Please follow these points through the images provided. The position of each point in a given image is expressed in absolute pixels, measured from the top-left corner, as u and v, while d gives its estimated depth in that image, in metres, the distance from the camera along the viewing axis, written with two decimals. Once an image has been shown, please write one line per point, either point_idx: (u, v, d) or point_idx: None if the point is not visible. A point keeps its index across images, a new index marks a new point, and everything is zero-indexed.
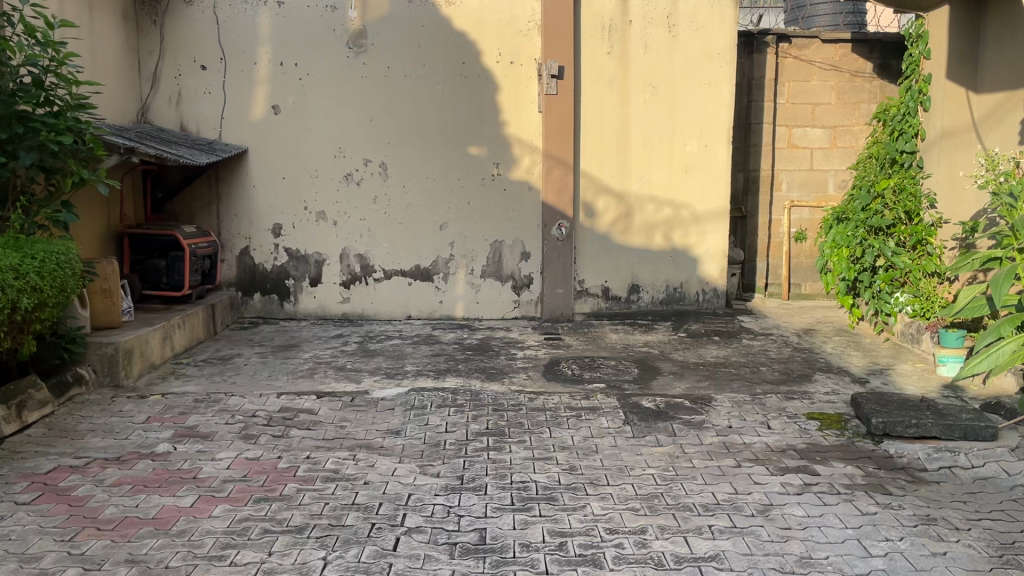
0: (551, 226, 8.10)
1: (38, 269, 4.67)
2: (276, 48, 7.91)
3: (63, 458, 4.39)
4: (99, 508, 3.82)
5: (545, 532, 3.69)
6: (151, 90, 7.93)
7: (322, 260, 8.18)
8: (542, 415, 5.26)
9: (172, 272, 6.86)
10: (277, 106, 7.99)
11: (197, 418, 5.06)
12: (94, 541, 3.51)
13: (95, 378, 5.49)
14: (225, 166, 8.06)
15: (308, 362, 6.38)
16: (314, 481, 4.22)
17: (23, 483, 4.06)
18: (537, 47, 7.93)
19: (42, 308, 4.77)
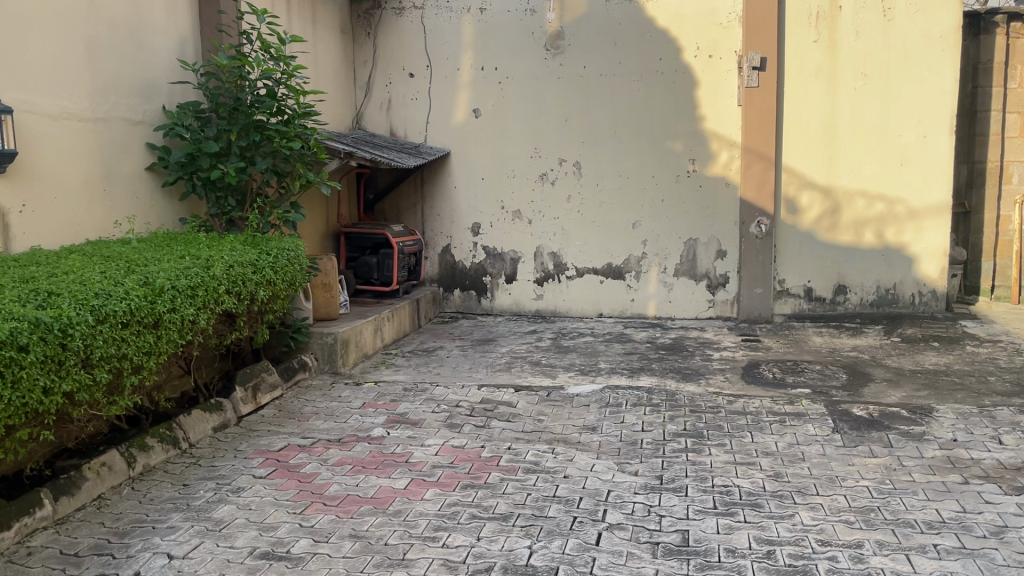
0: (750, 223, 7.83)
1: (273, 264, 5.17)
2: (478, 54, 8.21)
3: (292, 437, 4.80)
4: (325, 485, 4.16)
5: (752, 539, 3.58)
6: (365, 98, 8.51)
7: (518, 258, 8.43)
8: (743, 418, 5.10)
9: (382, 269, 7.35)
10: (478, 109, 8.29)
11: (406, 405, 5.36)
12: (321, 515, 3.82)
13: (317, 365, 5.97)
14: (429, 168, 8.50)
15: (505, 356, 6.58)
16: (516, 471, 4.35)
17: (259, 458, 4.49)
18: (737, 39, 7.69)
19: (275, 300, 5.26)
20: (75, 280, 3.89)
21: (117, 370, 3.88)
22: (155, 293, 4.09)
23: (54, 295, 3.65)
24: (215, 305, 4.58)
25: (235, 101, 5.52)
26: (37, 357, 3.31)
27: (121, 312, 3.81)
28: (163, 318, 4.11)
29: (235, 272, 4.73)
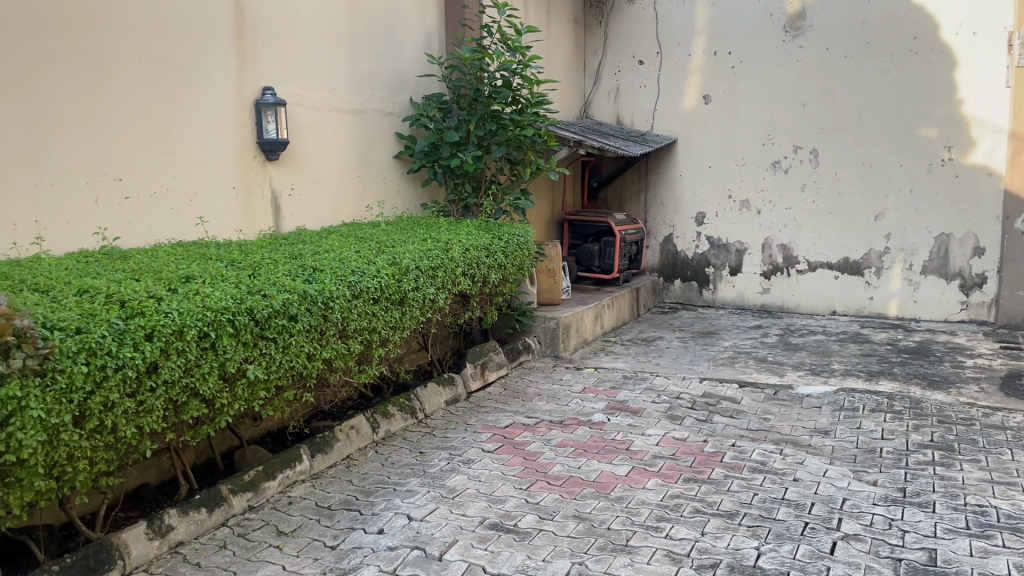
0: (1016, 218, 7.00)
1: (504, 249, 5.38)
2: (711, 38, 8.01)
3: (517, 415, 4.98)
4: (549, 464, 4.27)
5: (1012, 566, 3.23)
6: (593, 86, 8.65)
7: (743, 249, 8.18)
8: (1002, 434, 4.61)
9: (603, 256, 7.39)
10: (709, 95, 8.10)
11: (627, 393, 5.37)
12: (546, 493, 3.93)
13: (539, 348, 6.15)
14: (654, 156, 8.48)
15: (729, 350, 6.39)
16: (741, 469, 4.22)
17: (487, 434, 4.69)
18: (1009, 13, 6.89)
19: (505, 283, 5.48)
20: (335, 257, 4.29)
21: (367, 342, 4.23)
22: (402, 272, 4.41)
23: (319, 271, 4.05)
24: (453, 286, 4.85)
25: (475, 93, 5.80)
26: (303, 325, 3.71)
27: (372, 289, 4.15)
28: (407, 295, 4.42)
29: (471, 255, 4.98)
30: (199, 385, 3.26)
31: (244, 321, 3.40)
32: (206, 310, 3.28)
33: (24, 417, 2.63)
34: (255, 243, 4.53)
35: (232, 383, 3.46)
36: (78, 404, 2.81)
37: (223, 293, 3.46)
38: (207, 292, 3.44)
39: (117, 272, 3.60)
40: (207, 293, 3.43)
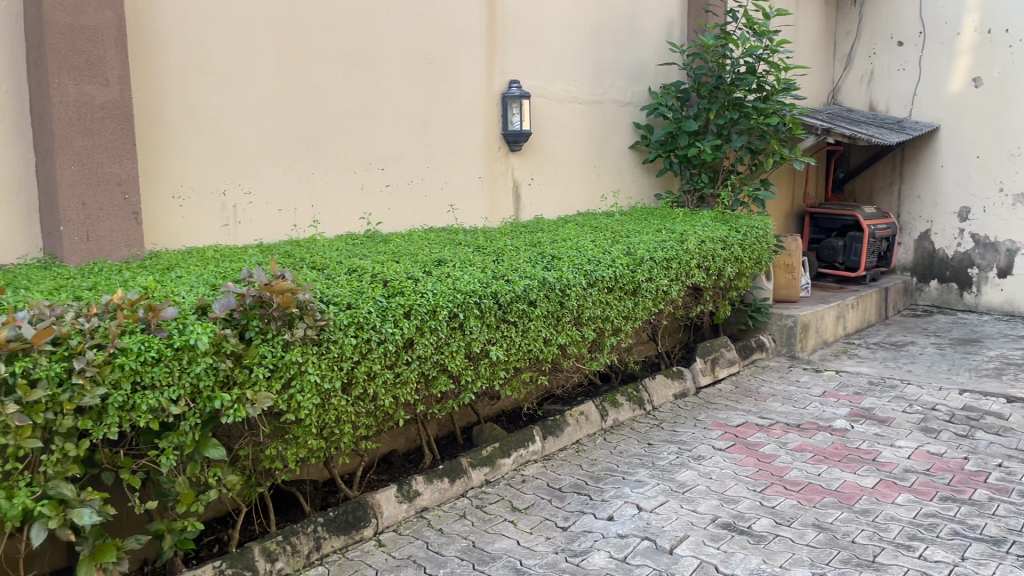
0: None
1: (742, 241, 5.21)
2: (986, 15, 7.21)
3: (750, 415, 4.82)
4: (785, 468, 4.09)
5: None
6: (844, 71, 8.23)
7: (1015, 250, 7.33)
8: None
9: (848, 253, 6.98)
10: (979, 78, 7.33)
11: (873, 401, 5.01)
12: (782, 498, 3.76)
13: (774, 347, 5.91)
14: (911, 145, 7.86)
15: (994, 360, 5.76)
16: (1010, 492, 3.79)
17: (718, 431, 4.58)
18: None
19: (741, 277, 5.32)
20: (573, 246, 4.43)
21: (600, 329, 4.27)
22: (637, 263, 4.42)
23: (556, 259, 4.18)
24: (687, 278, 4.76)
25: (717, 81, 5.88)
26: (541, 311, 3.83)
27: (608, 278, 4.18)
28: (641, 286, 4.41)
29: (707, 247, 4.88)
30: (447, 361, 3.47)
31: (489, 304, 3.58)
32: (456, 292, 3.49)
33: (304, 381, 2.96)
34: (500, 231, 4.77)
35: (477, 363, 3.64)
36: (346, 372, 3.10)
37: (472, 277, 3.68)
38: (457, 275, 3.67)
39: (379, 253, 3.93)
40: (457, 277, 3.65)
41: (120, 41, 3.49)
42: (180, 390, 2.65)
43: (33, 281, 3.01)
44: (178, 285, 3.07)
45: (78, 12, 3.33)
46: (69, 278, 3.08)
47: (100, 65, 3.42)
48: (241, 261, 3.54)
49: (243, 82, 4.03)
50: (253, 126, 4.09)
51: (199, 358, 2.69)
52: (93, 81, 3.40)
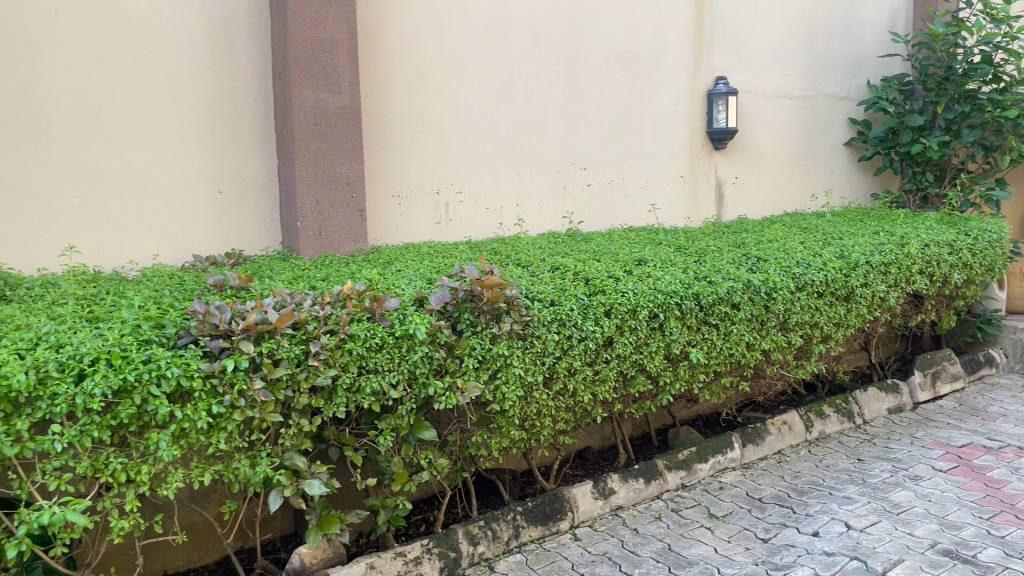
0: None
1: (971, 246, 4.79)
2: None
3: (976, 435, 4.41)
4: (1017, 496, 3.71)
5: None
6: None
7: None
8: None
9: None
10: None
11: None
12: (1013, 528, 3.42)
13: (1006, 363, 5.39)
14: None
15: None
16: None
17: (939, 451, 4.24)
18: None
19: (969, 285, 4.89)
20: (779, 248, 4.31)
21: (808, 336, 4.07)
22: (850, 267, 4.19)
23: (761, 261, 4.07)
24: (907, 284, 4.44)
25: (947, 72, 5.64)
26: (745, 314, 3.71)
27: (818, 282, 3.99)
28: (855, 292, 4.16)
29: (930, 251, 4.54)
30: (646, 361, 3.45)
31: (691, 305, 3.52)
32: (657, 292, 3.47)
33: (509, 373, 3.08)
34: (701, 231, 4.78)
35: (676, 364, 3.59)
36: (548, 367, 3.18)
37: (673, 278, 3.65)
38: (658, 275, 3.66)
39: (580, 252, 4.00)
40: (659, 277, 3.64)
41: (352, 51, 3.78)
42: (399, 375, 2.87)
43: (276, 270, 3.35)
44: (397, 278, 3.29)
45: (317, 26, 3.63)
46: (305, 268, 3.39)
47: (334, 74, 3.73)
48: (453, 257, 3.73)
49: (458, 86, 4.30)
50: (467, 129, 4.36)
51: (417, 347, 2.90)
52: (328, 89, 3.70)
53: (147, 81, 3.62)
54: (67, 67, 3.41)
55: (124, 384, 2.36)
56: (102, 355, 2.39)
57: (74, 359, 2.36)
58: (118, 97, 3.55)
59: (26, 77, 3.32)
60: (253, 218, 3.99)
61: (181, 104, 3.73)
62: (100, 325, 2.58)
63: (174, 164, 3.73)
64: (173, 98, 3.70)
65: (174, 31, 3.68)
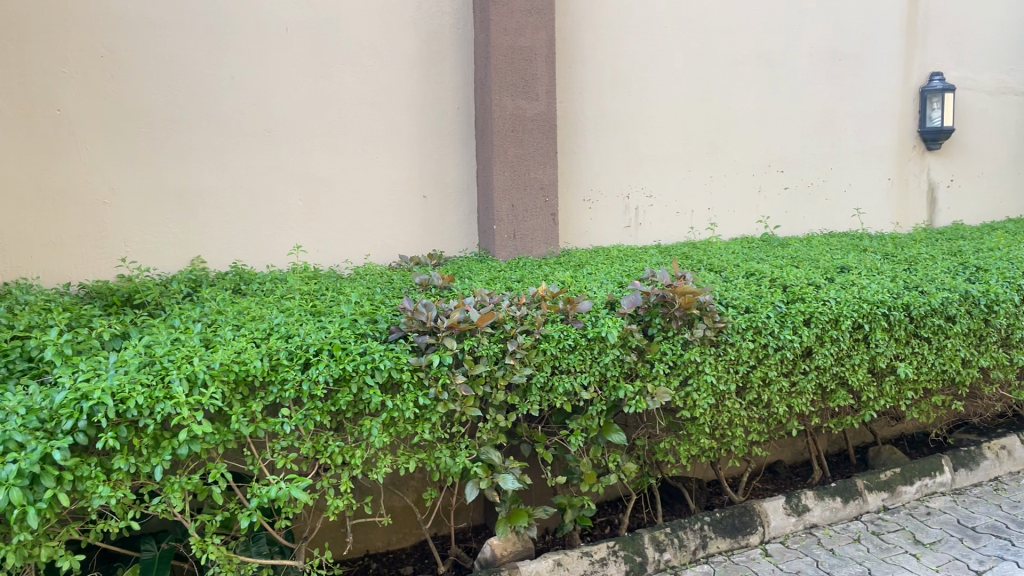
0: None
1: None
2: None
3: None
4: None
5: None
6: None
7: None
8: None
9: None
10: None
11: None
12: None
13: None
14: None
15: None
16: None
17: None
18: None
19: None
20: (1003, 257, 3.97)
21: None
22: None
23: (980, 271, 3.77)
24: None
25: None
26: (961, 328, 3.44)
27: None
28: None
29: None
30: (848, 374, 3.28)
31: (900, 317, 3.31)
32: (863, 301, 3.30)
33: (701, 380, 3.03)
34: (911, 237, 4.51)
35: (881, 378, 3.39)
36: (742, 375, 3.10)
37: (881, 287, 3.46)
38: (862, 284, 3.48)
39: (777, 258, 3.87)
40: (864, 285, 3.46)
41: (550, 58, 3.92)
42: (591, 376, 2.90)
43: (474, 271, 3.50)
44: (590, 280, 3.34)
45: (518, 35, 3.80)
46: (501, 270, 3.52)
47: (532, 81, 3.88)
48: (644, 261, 3.74)
49: (653, 92, 4.52)
50: (660, 133, 4.58)
51: (608, 349, 2.92)
52: (525, 96, 3.87)
53: (363, 93, 3.90)
54: (295, 84, 3.74)
55: (344, 373, 2.58)
56: (324, 347, 2.64)
57: (301, 349, 2.62)
58: (339, 110, 3.85)
59: (260, 92, 3.67)
60: (453, 221, 4.20)
61: (392, 114, 3.98)
62: (323, 318, 2.84)
63: (385, 170, 4.00)
64: (385, 110, 3.96)
65: (388, 46, 3.94)
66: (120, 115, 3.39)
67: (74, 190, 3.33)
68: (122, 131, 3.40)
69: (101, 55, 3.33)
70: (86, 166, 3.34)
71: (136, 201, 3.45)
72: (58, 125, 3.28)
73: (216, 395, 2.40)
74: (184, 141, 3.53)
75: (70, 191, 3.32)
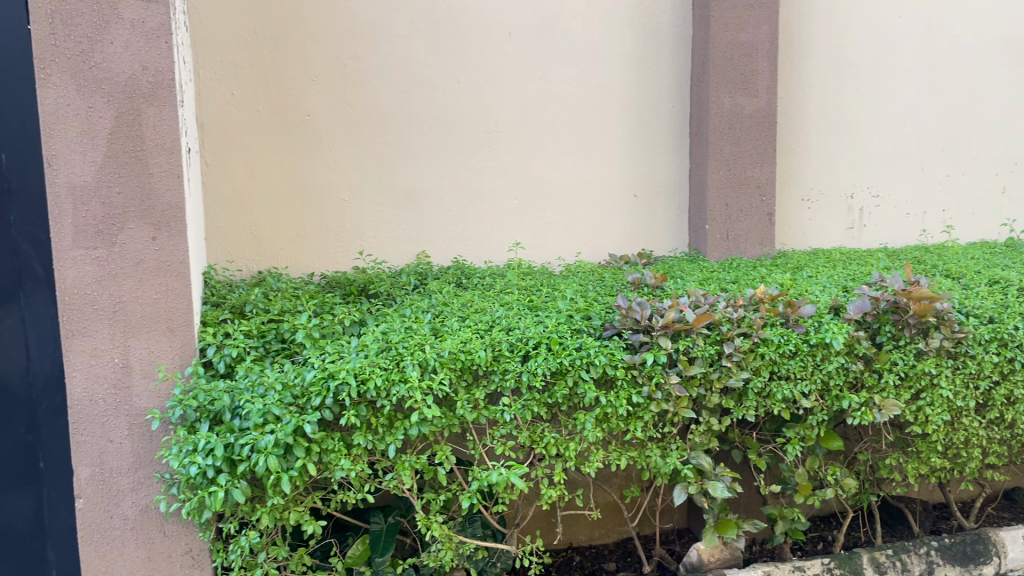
0: None
1: None
2: None
3: None
4: None
5: None
6: None
7: None
8: None
9: None
10: None
11: None
12: None
13: None
14: None
15: None
16: None
17: None
18: None
19: None
20: None
21: None
22: None
23: None
24: None
25: None
26: None
27: None
28: None
29: None
30: None
31: None
32: None
33: (935, 394, 2.83)
34: None
35: None
36: (983, 391, 2.87)
37: None
38: None
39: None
40: None
41: (771, 52, 3.96)
42: (812, 384, 2.78)
43: (686, 271, 3.48)
44: (811, 284, 3.22)
45: (739, 30, 3.86)
46: (714, 271, 3.47)
47: (752, 77, 3.94)
48: (870, 265, 3.56)
49: (883, 86, 4.37)
50: (888, 129, 4.43)
51: (832, 357, 2.78)
52: (745, 93, 3.93)
53: (579, 92, 3.98)
54: (514, 86, 3.87)
55: (560, 367, 2.63)
56: (542, 341, 2.71)
57: (521, 341, 2.72)
58: (556, 111, 3.96)
59: (482, 94, 3.83)
60: (663, 221, 4.21)
61: (606, 113, 4.04)
62: (540, 313, 2.93)
63: (597, 168, 4.06)
64: (599, 108, 4.03)
65: (607, 46, 3.99)
66: (357, 119, 3.66)
67: (318, 188, 3.64)
68: (358, 133, 3.67)
69: (344, 63, 3.61)
70: (328, 166, 3.64)
71: (369, 199, 3.72)
72: (306, 128, 3.59)
73: (444, 381, 2.53)
74: (413, 142, 3.76)
75: (314, 188, 3.63)
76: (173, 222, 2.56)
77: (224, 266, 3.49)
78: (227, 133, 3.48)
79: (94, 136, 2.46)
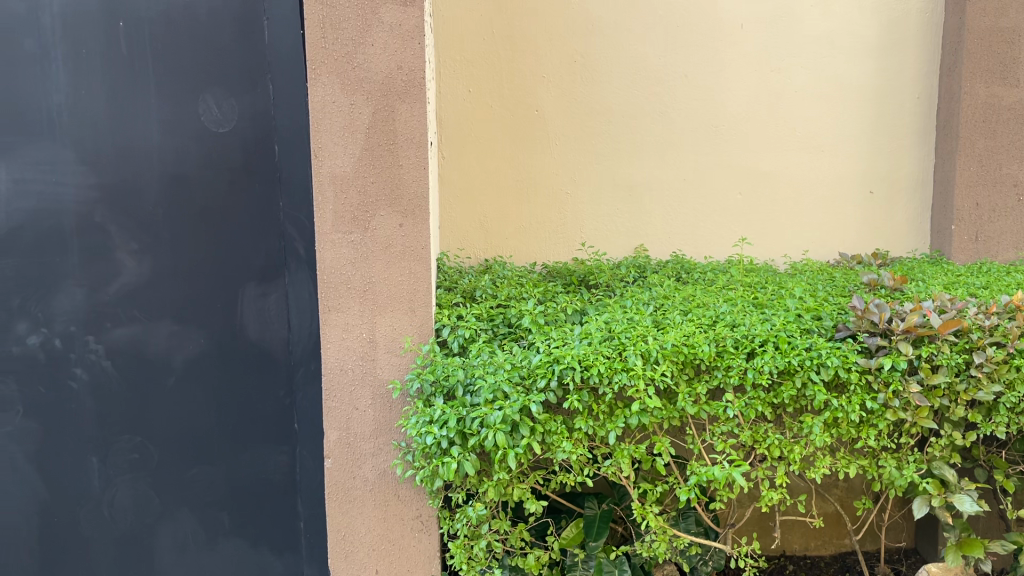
0: None
1: None
2: None
3: None
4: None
5: None
6: None
7: None
8: None
9: None
10: None
11: None
12: None
13: None
14: None
15: None
16: None
17: None
18: None
19: None
20: None
21: None
22: None
23: None
24: None
25: None
26: None
27: None
28: None
29: None
30: None
31: None
32: None
33: None
34: None
35: None
36: None
37: None
38: None
39: None
40: None
41: None
42: None
43: (927, 274, 3.27)
44: None
45: (999, 16, 3.60)
46: (962, 275, 3.25)
47: (1013, 66, 3.64)
48: None
49: None
50: None
51: None
52: (1003, 83, 3.64)
53: (811, 84, 3.83)
54: (742, 79, 3.80)
55: (789, 367, 2.55)
56: (770, 339, 2.63)
57: (747, 338, 2.64)
58: (785, 104, 3.83)
59: (707, 87, 3.79)
60: (901, 220, 3.96)
61: (839, 106, 3.86)
62: (767, 310, 2.86)
63: (827, 163, 3.90)
64: (832, 101, 3.85)
65: (845, 37, 3.81)
66: (582, 114, 3.75)
67: (543, 181, 3.78)
68: (583, 128, 3.76)
69: (574, 60, 3.71)
70: (554, 161, 3.77)
71: (591, 192, 3.81)
72: (535, 123, 3.73)
73: (667, 373, 2.54)
74: (636, 136, 3.80)
75: (539, 182, 3.78)
76: (419, 211, 2.74)
77: (455, 253, 3.73)
78: (462, 128, 3.70)
79: (355, 131, 2.69)
